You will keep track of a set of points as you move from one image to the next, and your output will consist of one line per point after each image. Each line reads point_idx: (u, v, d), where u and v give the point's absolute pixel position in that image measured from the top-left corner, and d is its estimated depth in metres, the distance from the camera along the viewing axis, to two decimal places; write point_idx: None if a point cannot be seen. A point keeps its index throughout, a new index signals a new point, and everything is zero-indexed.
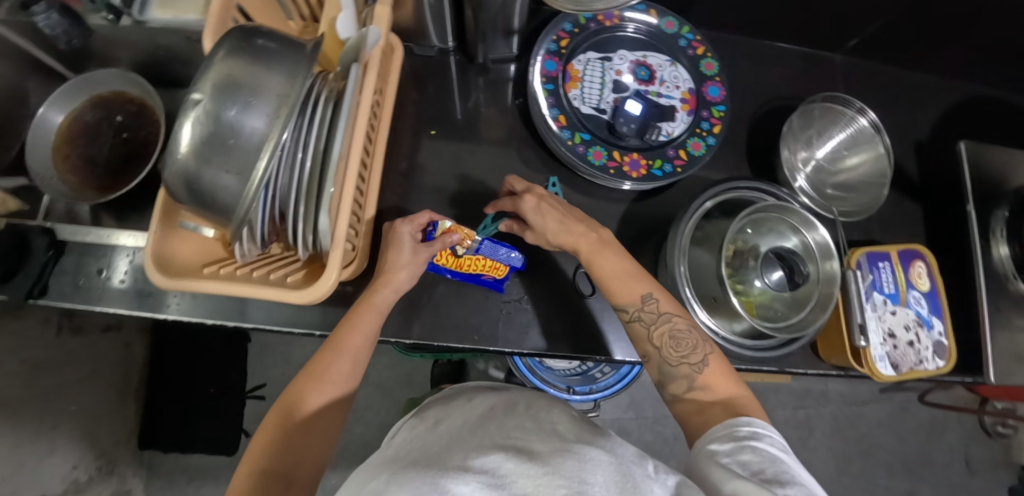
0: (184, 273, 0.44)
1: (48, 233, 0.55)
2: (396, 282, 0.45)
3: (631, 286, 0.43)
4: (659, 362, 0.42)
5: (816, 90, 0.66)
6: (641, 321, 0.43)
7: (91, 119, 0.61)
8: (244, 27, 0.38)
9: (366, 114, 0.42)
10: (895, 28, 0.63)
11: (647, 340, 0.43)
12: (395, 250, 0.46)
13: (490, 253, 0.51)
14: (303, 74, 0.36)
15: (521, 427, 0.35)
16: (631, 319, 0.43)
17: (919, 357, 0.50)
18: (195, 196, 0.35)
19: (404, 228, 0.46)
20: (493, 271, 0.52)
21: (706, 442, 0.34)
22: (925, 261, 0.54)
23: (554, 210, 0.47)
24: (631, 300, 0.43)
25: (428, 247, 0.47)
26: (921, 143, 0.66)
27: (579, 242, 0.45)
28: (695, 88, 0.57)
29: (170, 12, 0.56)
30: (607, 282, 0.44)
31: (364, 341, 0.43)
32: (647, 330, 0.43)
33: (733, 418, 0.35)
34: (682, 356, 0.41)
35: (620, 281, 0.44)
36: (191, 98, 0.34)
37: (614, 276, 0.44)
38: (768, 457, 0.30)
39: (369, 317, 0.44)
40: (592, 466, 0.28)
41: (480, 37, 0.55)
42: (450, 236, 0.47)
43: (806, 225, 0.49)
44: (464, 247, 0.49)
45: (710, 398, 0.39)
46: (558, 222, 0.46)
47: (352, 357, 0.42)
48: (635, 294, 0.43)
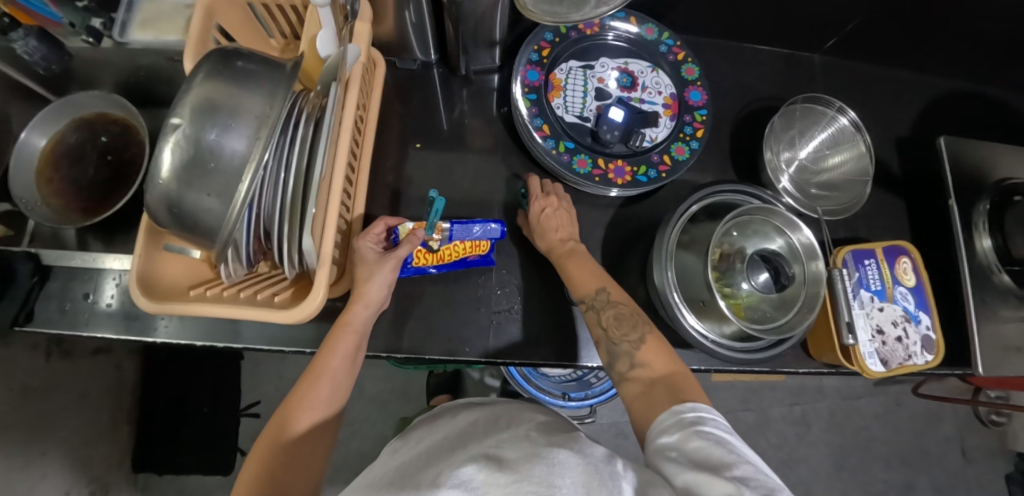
0: (171, 296, 0.44)
1: (32, 259, 0.55)
2: (368, 296, 0.45)
3: (588, 280, 0.46)
4: (606, 342, 0.43)
5: (797, 89, 0.67)
6: (593, 309, 0.45)
7: (76, 141, 0.60)
8: (222, 49, 0.38)
9: (348, 131, 0.43)
10: (872, 28, 0.64)
11: (597, 324, 0.44)
12: (364, 266, 0.45)
13: (466, 235, 0.52)
14: (284, 94, 0.36)
15: (498, 437, 0.35)
16: (585, 307, 0.45)
17: (908, 352, 0.51)
18: (177, 219, 0.35)
19: (362, 247, 0.46)
20: (476, 249, 0.53)
21: (655, 435, 0.34)
22: (910, 257, 0.55)
23: (552, 220, 0.51)
24: (589, 289, 0.46)
25: (393, 256, 0.46)
26: (902, 140, 0.67)
27: (552, 246, 0.49)
28: (677, 93, 0.58)
29: (151, 32, 0.56)
30: (571, 274, 0.47)
31: (342, 363, 0.43)
32: (597, 315, 0.44)
33: (678, 403, 0.35)
34: (623, 334, 0.42)
35: (584, 274, 0.47)
36: (170, 122, 0.34)
37: (579, 269, 0.47)
38: (714, 441, 0.30)
39: (346, 338, 0.43)
40: (561, 469, 0.28)
41: (462, 49, 0.56)
42: (416, 233, 0.48)
43: (791, 226, 0.49)
44: (437, 239, 0.51)
45: (649, 375, 0.39)
46: (555, 226, 0.50)
47: (332, 380, 0.42)
48: (592, 285, 0.46)
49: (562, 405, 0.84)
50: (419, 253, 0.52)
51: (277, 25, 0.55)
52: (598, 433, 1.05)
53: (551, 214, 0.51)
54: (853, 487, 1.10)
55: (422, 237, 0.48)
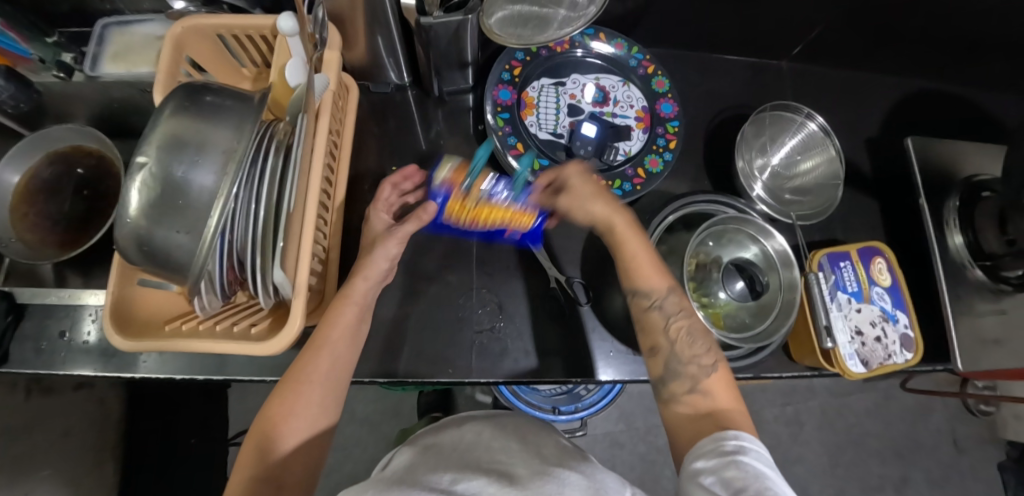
0: (146, 333, 0.43)
1: (6, 298, 0.54)
2: (374, 271, 0.46)
3: (657, 274, 0.43)
4: (667, 355, 0.41)
5: (767, 97, 0.68)
6: (659, 309, 0.42)
7: (50, 176, 0.60)
8: (188, 85, 0.38)
9: (320, 160, 0.43)
10: (834, 36, 0.66)
11: (662, 329, 0.41)
12: (374, 238, 0.49)
13: (505, 192, 0.53)
14: (251, 126, 0.36)
15: (509, 453, 0.40)
16: (651, 306, 0.42)
17: (888, 351, 0.51)
18: (148, 256, 0.35)
19: (375, 217, 0.50)
20: (520, 219, 0.54)
21: (692, 458, 0.33)
22: (884, 256, 0.56)
23: (592, 185, 0.49)
24: (657, 286, 0.43)
25: (397, 231, 0.48)
26: (871, 142, 0.69)
27: (620, 230, 0.45)
28: (649, 106, 0.59)
29: (122, 65, 0.57)
30: (632, 262, 0.44)
31: (344, 335, 0.43)
32: (663, 320, 0.42)
33: (720, 431, 0.34)
34: (692, 354, 0.40)
35: (650, 267, 0.44)
36: (136, 161, 0.34)
37: (643, 260, 0.44)
38: (753, 474, 0.29)
39: (346, 311, 0.43)
40: (567, 487, 0.34)
41: (434, 71, 0.56)
42: (424, 210, 0.48)
43: (764, 234, 0.51)
44: (479, 193, 0.53)
45: (711, 404, 0.37)
46: (597, 193, 0.48)
47: (333, 354, 0.41)
48: (661, 283, 0.43)
49: (553, 419, 0.84)
50: (454, 204, 0.54)
51: (248, 54, 0.54)
52: (592, 445, 1.05)
53: (589, 178, 0.49)
54: (849, 484, 1.11)
55: (431, 213, 0.49)
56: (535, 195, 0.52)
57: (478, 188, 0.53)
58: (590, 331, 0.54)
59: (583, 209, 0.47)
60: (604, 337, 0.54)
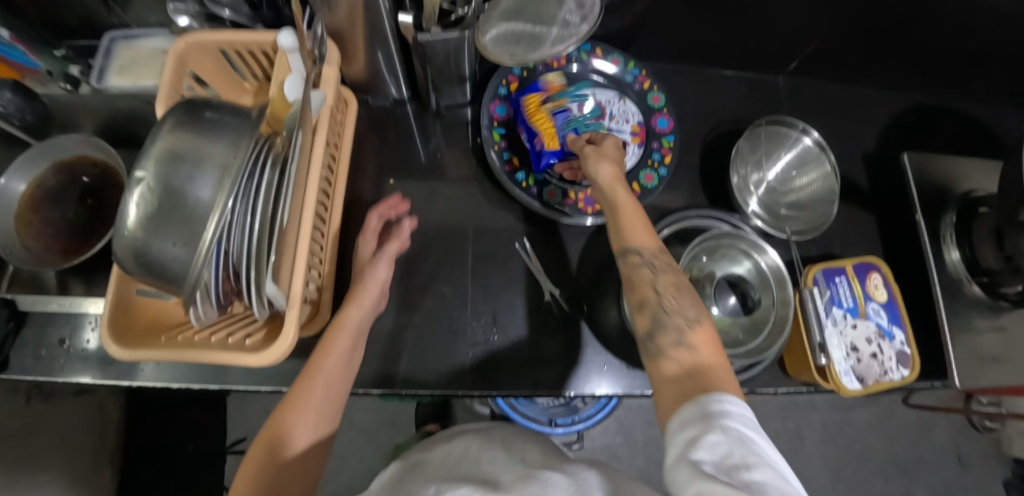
0: (143, 341, 0.43)
1: (7, 305, 0.55)
2: (366, 298, 0.47)
3: (649, 233, 0.42)
4: (654, 308, 0.38)
5: (763, 112, 0.69)
6: (649, 265, 0.40)
7: (55, 184, 0.60)
8: (188, 101, 0.38)
9: (315, 176, 0.44)
10: (829, 52, 0.66)
11: (651, 283, 0.39)
12: (361, 265, 0.51)
13: (571, 117, 0.55)
14: (248, 143, 0.37)
15: (495, 461, 0.41)
16: (641, 262, 0.40)
17: (884, 368, 0.51)
18: (144, 268, 0.35)
19: (361, 245, 0.52)
20: (550, 139, 0.52)
21: (674, 425, 0.30)
22: (880, 272, 0.56)
23: (610, 144, 0.48)
24: (648, 244, 0.41)
25: (384, 255, 0.51)
26: (868, 157, 0.69)
27: (622, 195, 0.43)
28: (644, 120, 0.59)
29: (128, 78, 0.58)
30: (628, 220, 0.42)
31: (339, 362, 0.43)
32: (652, 276, 0.40)
33: (703, 393, 0.31)
34: (679, 309, 0.38)
35: (645, 228, 0.42)
36: (134, 176, 0.34)
37: (639, 221, 0.42)
38: (743, 445, 0.26)
39: (341, 339, 0.44)
40: (550, 488, 0.34)
41: (433, 85, 0.57)
42: (403, 231, 0.53)
43: (757, 249, 0.51)
44: (556, 105, 0.55)
45: (696, 359, 0.35)
46: (610, 152, 0.47)
47: (327, 381, 0.42)
48: (653, 241, 0.41)
49: (549, 432, 0.83)
50: (532, 100, 0.55)
51: (249, 68, 0.55)
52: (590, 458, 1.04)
53: (608, 139, 0.48)
54: None
55: (407, 231, 0.54)
56: (559, 165, 0.53)
57: (560, 103, 0.56)
58: (583, 344, 0.54)
59: (590, 163, 0.46)
60: (597, 350, 0.54)
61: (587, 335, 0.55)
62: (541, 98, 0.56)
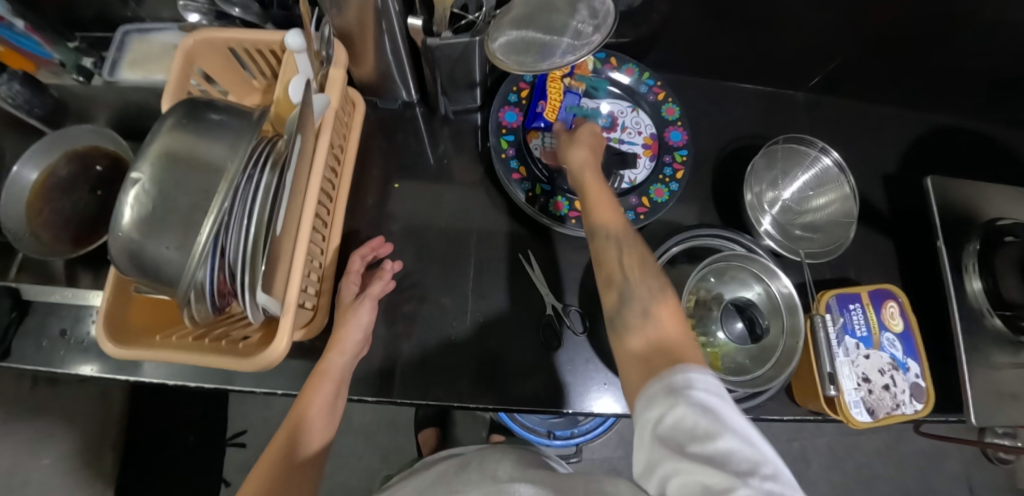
0: (138, 340, 0.43)
1: (11, 294, 0.55)
2: (347, 343, 0.47)
3: (616, 212, 0.42)
4: (619, 284, 0.38)
5: (781, 128, 0.67)
6: (615, 243, 0.40)
7: (67, 174, 0.60)
8: (191, 101, 0.38)
9: (315, 181, 0.43)
10: (853, 69, 0.64)
11: (617, 260, 0.39)
12: (342, 309, 0.49)
13: (578, 103, 0.58)
14: (246, 145, 0.36)
15: (467, 481, 0.40)
16: (608, 240, 0.40)
17: (896, 401, 0.49)
18: (139, 268, 0.35)
19: (344, 287, 0.51)
20: (551, 108, 0.56)
21: (643, 406, 0.29)
22: (897, 300, 0.53)
23: (585, 135, 0.49)
24: (615, 222, 0.41)
25: (368, 296, 0.50)
26: (889, 178, 0.66)
27: (592, 178, 0.44)
28: (657, 133, 0.58)
29: (139, 71, 0.58)
30: (599, 200, 0.43)
31: (322, 411, 0.44)
32: (619, 252, 0.39)
33: (671, 369, 0.29)
34: (642, 281, 0.37)
35: (614, 209, 0.42)
36: (131, 177, 0.34)
37: (609, 204, 0.42)
38: (704, 412, 0.26)
39: (323, 388, 0.45)
40: None
41: (442, 90, 0.56)
42: (385, 269, 0.52)
43: (768, 273, 0.49)
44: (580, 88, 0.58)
45: (662, 334, 0.33)
46: (584, 142, 0.48)
47: (312, 431, 0.43)
48: (620, 218, 0.41)
49: (548, 444, 0.83)
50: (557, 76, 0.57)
51: (257, 65, 0.54)
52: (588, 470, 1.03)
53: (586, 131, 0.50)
54: None
55: (389, 270, 0.53)
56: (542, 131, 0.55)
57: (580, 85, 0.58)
58: (585, 361, 0.53)
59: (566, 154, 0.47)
60: (598, 368, 0.53)
61: (589, 352, 0.53)
62: (565, 73, 0.58)
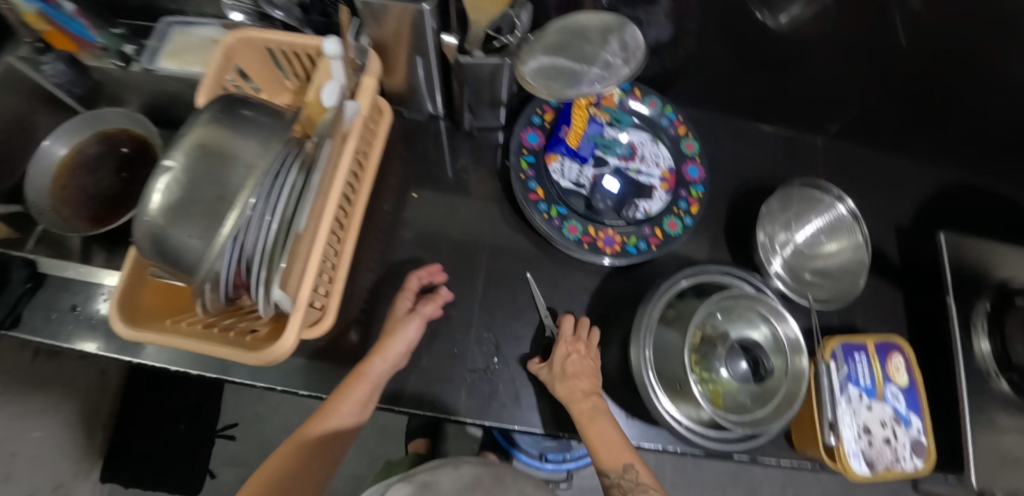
0: (148, 322, 0.44)
1: (29, 265, 0.56)
2: (389, 351, 0.48)
3: (613, 453, 0.44)
4: None
5: (797, 171, 0.67)
6: (618, 487, 0.43)
7: (95, 152, 0.63)
8: (228, 96, 0.40)
9: (339, 183, 0.44)
10: (873, 119, 0.65)
11: None
12: (393, 321, 0.51)
13: (599, 133, 0.59)
14: (278, 142, 0.37)
15: None
16: (610, 485, 0.44)
17: (896, 456, 0.48)
18: (159, 253, 0.36)
19: (397, 302, 0.52)
20: (574, 135, 0.57)
21: None
22: (903, 354, 0.53)
23: (575, 365, 0.49)
24: (614, 466, 0.44)
25: (418, 315, 0.50)
26: (903, 230, 0.67)
27: (586, 422, 0.45)
28: (675, 167, 0.59)
29: (177, 62, 0.60)
30: (595, 445, 0.45)
31: (352, 409, 0.46)
32: None
33: None
34: None
35: (613, 448, 0.45)
36: (164, 165, 0.35)
37: (604, 445, 0.44)
38: None
39: (359, 388, 0.46)
40: None
41: (468, 106, 0.58)
42: (441, 294, 0.53)
43: (777, 316, 0.49)
44: (604, 118, 0.60)
45: None
46: (576, 373, 0.48)
47: (340, 422, 0.46)
48: (618, 460, 0.44)
49: (539, 467, 0.83)
50: (581, 104, 0.59)
51: (292, 67, 0.56)
52: None
53: (574, 359, 0.49)
54: None
55: (445, 299, 0.53)
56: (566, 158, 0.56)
57: (604, 115, 0.60)
58: None
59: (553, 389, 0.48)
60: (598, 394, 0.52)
61: None
62: (590, 103, 0.60)
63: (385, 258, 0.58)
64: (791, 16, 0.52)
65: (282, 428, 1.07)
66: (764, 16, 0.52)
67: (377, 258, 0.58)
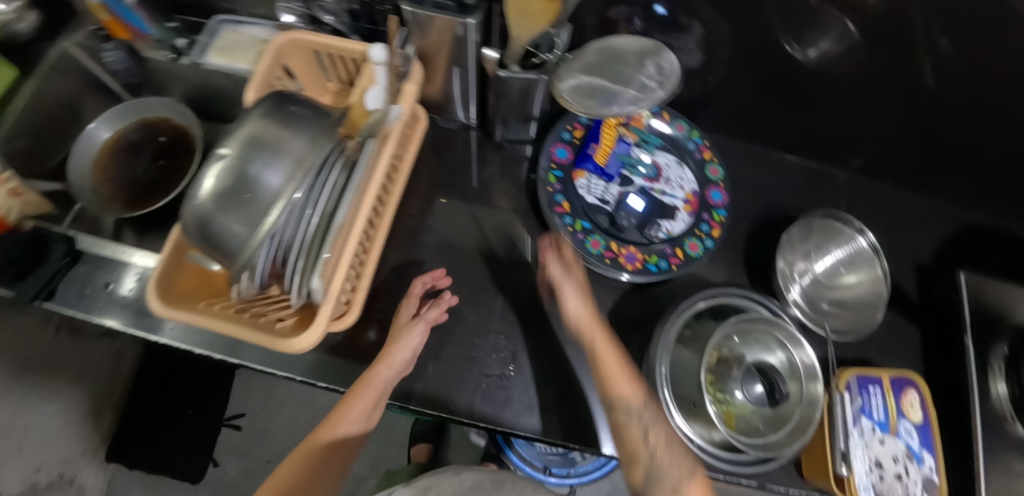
0: (182, 303, 0.45)
1: (69, 241, 0.59)
2: (393, 358, 0.48)
3: (629, 380, 0.44)
4: (645, 463, 0.41)
5: (819, 203, 0.68)
6: (635, 418, 0.43)
7: (136, 139, 0.66)
8: (279, 93, 0.42)
9: (375, 184, 0.46)
10: (897, 156, 0.66)
11: (641, 439, 0.42)
12: (397, 328, 0.51)
13: (627, 152, 0.60)
14: (325, 141, 0.39)
15: None
16: (627, 414, 0.43)
17: (906, 492, 0.48)
18: (204, 237, 0.38)
19: (402, 307, 0.52)
20: (602, 152, 0.59)
21: None
22: (918, 390, 0.53)
23: (580, 287, 0.50)
24: (632, 395, 0.43)
25: (423, 320, 0.51)
26: (922, 268, 0.67)
27: (602, 345, 0.46)
28: (699, 190, 0.60)
29: (225, 58, 0.63)
30: (608, 372, 0.45)
31: (359, 417, 0.47)
32: (641, 429, 0.42)
33: None
34: (672, 461, 0.41)
35: (624, 375, 0.44)
36: (219, 154, 0.37)
37: (619, 372, 0.44)
38: None
39: (366, 396, 0.46)
40: None
41: (501, 118, 0.60)
42: (445, 299, 0.53)
43: (794, 342, 0.50)
44: (632, 138, 0.61)
45: None
46: (584, 294, 0.49)
47: (348, 429, 0.47)
48: (635, 389, 0.44)
49: (543, 479, 0.83)
50: (610, 124, 0.61)
51: (336, 70, 0.58)
52: None
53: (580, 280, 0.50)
54: None
55: (450, 303, 0.54)
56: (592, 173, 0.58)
57: (632, 136, 0.61)
58: (592, 401, 0.53)
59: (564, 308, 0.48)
60: None
61: (591, 389, 0.54)
62: (620, 123, 0.61)
63: (409, 259, 0.59)
64: (820, 51, 0.54)
65: (287, 422, 1.08)
66: (793, 49, 0.54)
67: (401, 259, 0.59)
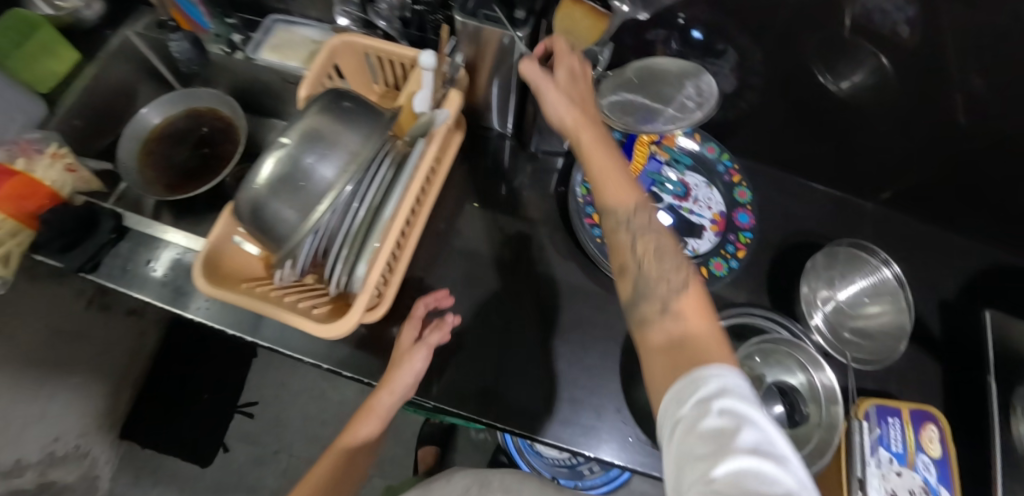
0: (225, 284, 0.47)
1: (116, 217, 0.60)
2: (396, 383, 0.47)
3: (625, 186, 0.38)
4: (634, 274, 0.35)
5: (844, 233, 0.68)
6: (626, 225, 0.37)
7: (182, 126, 0.69)
8: (335, 90, 0.44)
9: (417, 182, 0.48)
10: (924, 191, 0.66)
11: (629, 247, 0.36)
12: (400, 352, 0.49)
13: (658, 170, 0.62)
14: (377, 137, 0.41)
15: None
16: (617, 223, 0.37)
17: None
18: (256, 218, 0.40)
19: (403, 332, 0.51)
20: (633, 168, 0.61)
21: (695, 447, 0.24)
22: (937, 425, 0.53)
23: (574, 88, 0.44)
24: (625, 201, 0.37)
25: (424, 345, 0.49)
26: (947, 304, 0.67)
27: (590, 142, 0.41)
28: (726, 211, 0.61)
29: (277, 55, 0.67)
30: (597, 177, 0.39)
31: (373, 430, 0.50)
32: (631, 238, 0.36)
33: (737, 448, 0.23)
34: (663, 273, 0.34)
35: (615, 180, 0.39)
36: (279, 142, 0.39)
37: (611, 173, 0.39)
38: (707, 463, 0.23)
39: (371, 420, 0.48)
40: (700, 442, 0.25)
41: (537, 128, 0.62)
42: (447, 322, 0.51)
43: (814, 365, 0.53)
44: (664, 155, 0.63)
45: (679, 328, 0.31)
46: (579, 97, 0.44)
47: (366, 438, 0.50)
48: (628, 194, 0.38)
49: None
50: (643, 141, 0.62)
51: (383, 73, 0.61)
52: None
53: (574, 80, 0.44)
54: None
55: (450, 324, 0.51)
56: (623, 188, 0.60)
57: (664, 155, 0.63)
58: (608, 411, 0.53)
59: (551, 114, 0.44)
60: (626, 420, 0.53)
61: (607, 400, 0.54)
62: (652, 141, 0.63)
63: (437, 258, 0.61)
64: (852, 84, 0.55)
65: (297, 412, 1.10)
66: (826, 79, 0.55)
67: (429, 257, 0.61)
